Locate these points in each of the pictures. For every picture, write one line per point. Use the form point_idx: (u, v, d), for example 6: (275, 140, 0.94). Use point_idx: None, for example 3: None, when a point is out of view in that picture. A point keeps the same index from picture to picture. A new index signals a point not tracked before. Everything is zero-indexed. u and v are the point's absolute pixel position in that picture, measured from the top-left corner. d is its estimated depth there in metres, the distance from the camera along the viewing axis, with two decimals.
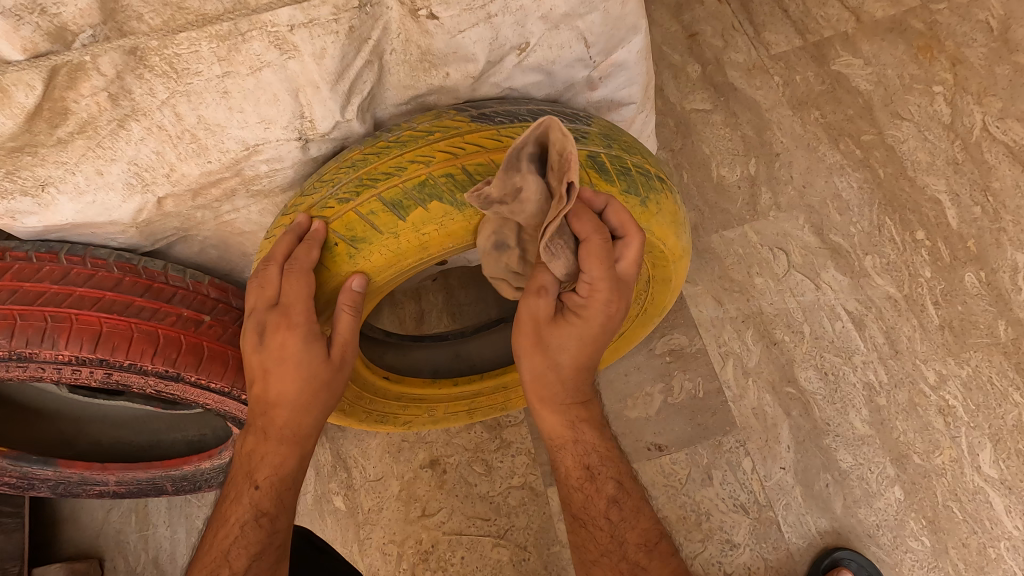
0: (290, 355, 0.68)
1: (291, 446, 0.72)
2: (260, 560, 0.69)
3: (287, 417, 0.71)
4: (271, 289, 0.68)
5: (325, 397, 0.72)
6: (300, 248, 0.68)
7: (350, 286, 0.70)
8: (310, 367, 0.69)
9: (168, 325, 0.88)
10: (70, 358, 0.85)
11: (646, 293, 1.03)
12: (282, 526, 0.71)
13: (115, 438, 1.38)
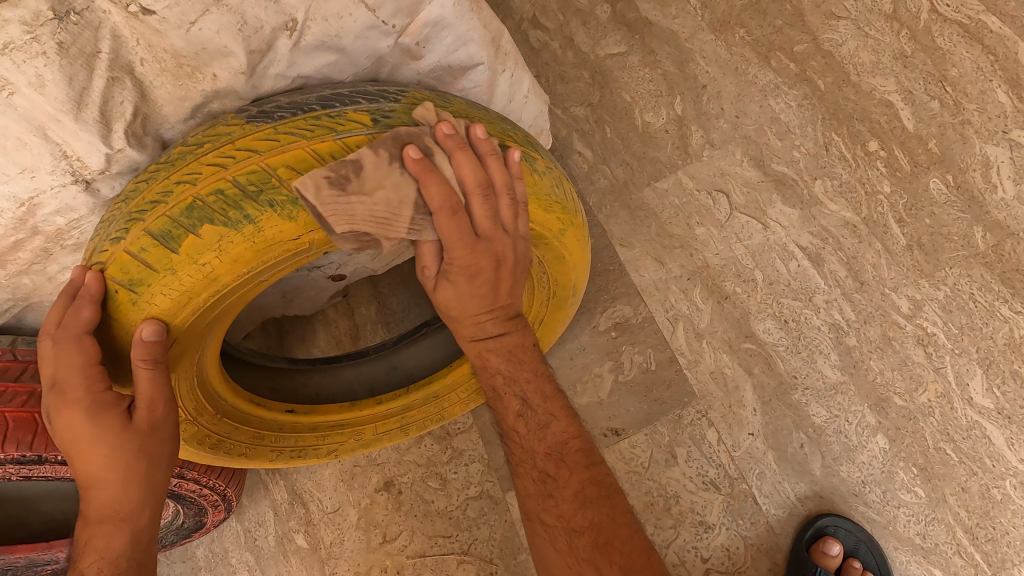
0: (79, 437, 0.60)
1: (117, 529, 0.64)
2: None
3: (104, 498, 0.63)
4: (46, 368, 0.60)
5: (143, 469, 0.63)
6: (69, 314, 0.59)
7: (140, 337, 0.61)
8: (106, 442, 0.60)
9: (17, 407, 0.81)
10: None
11: (545, 275, 0.90)
12: None
13: (69, 509, 1.32)
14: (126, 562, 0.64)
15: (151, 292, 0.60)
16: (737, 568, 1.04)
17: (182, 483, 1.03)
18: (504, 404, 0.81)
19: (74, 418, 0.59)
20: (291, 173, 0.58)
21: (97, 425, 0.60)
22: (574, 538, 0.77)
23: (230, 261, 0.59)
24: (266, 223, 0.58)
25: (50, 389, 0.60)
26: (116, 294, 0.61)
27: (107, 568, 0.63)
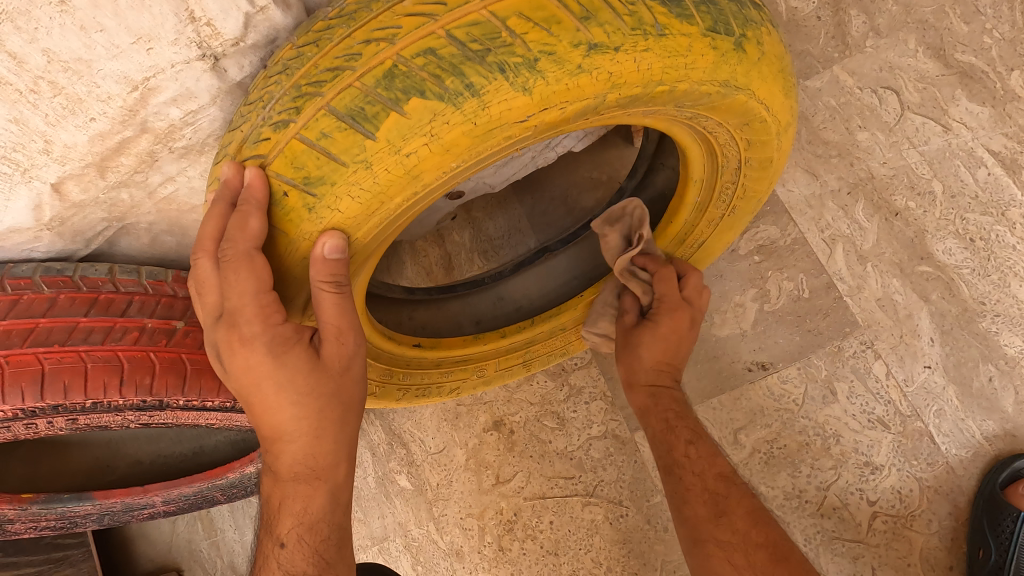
0: (263, 381, 0.50)
1: (312, 483, 0.55)
2: None
3: (294, 450, 0.53)
4: (214, 296, 0.49)
5: (335, 412, 0.53)
6: (232, 226, 0.46)
7: (321, 254, 0.48)
8: (296, 387, 0.50)
9: (131, 346, 0.69)
10: (14, 414, 0.66)
11: (734, 183, 0.78)
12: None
13: (155, 452, 1.23)
14: (324, 522, 0.56)
15: (335, 194, 0.46)
16: (909, 511, 0.95)
17: None
18: (675, 433, 0.85)
19: (257, 361, 0.49)
20: (528, 25, 0.43)
21: (287, 367, 0.50)
22: (754, 551, 0.73)
23: (439, 152, 0.44)
24: (495, 94, 0.43)
25: (219, 322, 0.49)
26: (284, 198, 0.47)
27: (306, 533, 0.55)
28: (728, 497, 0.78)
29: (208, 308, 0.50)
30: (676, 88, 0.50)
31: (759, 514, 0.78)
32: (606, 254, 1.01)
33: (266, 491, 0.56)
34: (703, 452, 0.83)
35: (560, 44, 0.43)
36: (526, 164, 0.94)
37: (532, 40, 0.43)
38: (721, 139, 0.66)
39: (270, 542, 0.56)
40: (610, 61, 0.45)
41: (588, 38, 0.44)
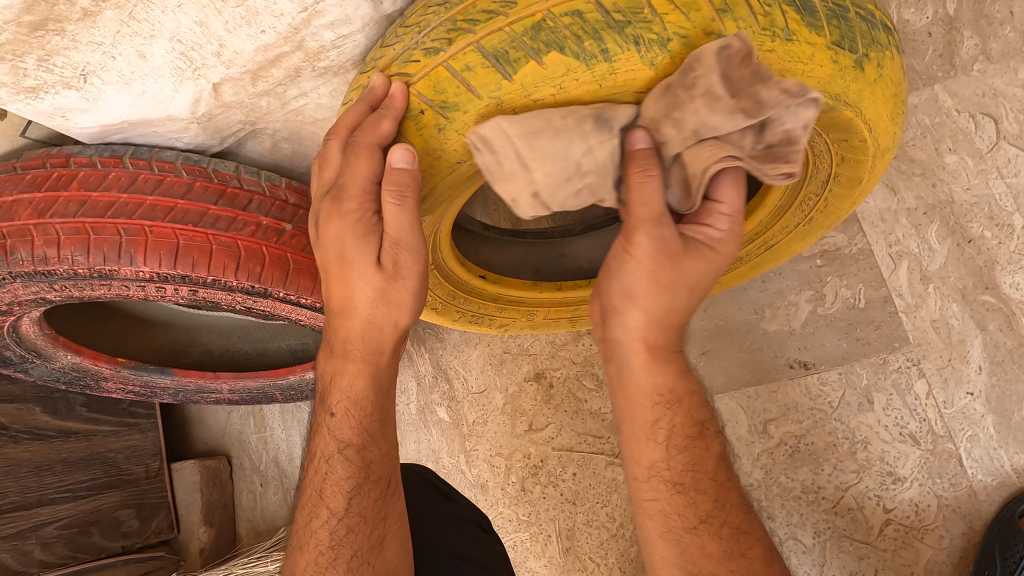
0: (340, 256, 0.57)
1: (361, 364, 0.61)
2: (353, 494, 0.62)
3: (349, 327, 0.60)
4: (330, 172, 0.56)
5: (384, 308, 0.59)
6: (367, 123, 0.52)
7: (390, 162, 0.53)
8: (360, 271, 0.57)
9: (248, 237, 0.78)
10: (151, 276, 0.75)
11: (816, 195, 0.80)
12: (373, 455, 0.62)
13: (224, 346, 1.37)
14: (367, 401, 0.62)
15: (465, 121, 0.52)
16: (923, 525, 0.98)
17: None
18: (705, 445, 0.66)
19: (340, 237, 0.56)
20: (669, 6, 0.48)
21: (362, 247, 0.56)
22: None
23: (560, 103, 0.51)
24: (624, 63, 0.49)
25: (326, 194, 0.57)
26: (420, 114, 0.53)
27: (352, 407, 0.62)
28: (705, 520, 0.65)
29: (323, 180, 0.58)
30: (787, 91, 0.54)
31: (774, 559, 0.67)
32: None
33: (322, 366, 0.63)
34: (726, 468, 0.68)
35: (693, 32, 0.48)
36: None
37: (669, 22, 0.48)
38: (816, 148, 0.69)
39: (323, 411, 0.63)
40: None
41: (720, 30, 0.49)
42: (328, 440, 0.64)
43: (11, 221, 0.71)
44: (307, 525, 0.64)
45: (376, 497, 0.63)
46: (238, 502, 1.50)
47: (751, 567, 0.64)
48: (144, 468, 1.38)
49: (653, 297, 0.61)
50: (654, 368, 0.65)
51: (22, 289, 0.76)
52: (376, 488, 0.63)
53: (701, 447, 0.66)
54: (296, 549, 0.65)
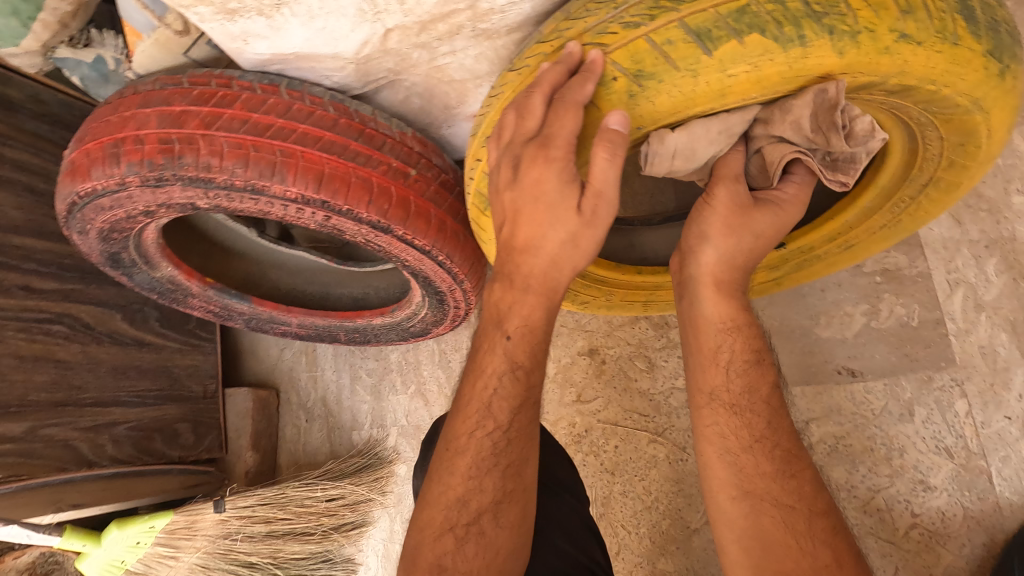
0: (541, 197, 0.63)
1: (540, 296, 0.68)
2: (519, 409, 0.68)
3: (535, 264, 0.66)
4: (533, 123, 0.62)
5: (573, 251, 0.66)
6: (574, 82, 0.60)
7: (608, 124, 0.60)
8: (559, 214, 0.63)
9: (381, 176, 0.85)
10: (295, 198, 0.81)
11: (910, 199, 0.90)
12: (537, 378, 0.68)
13: (292, 285, 1.45)
14: (541, 330, 0.69)
15: (658, 88, 0.59)
16: (947, 532, 1.06)
17: (459, 296, 1.08)
18: (760, 373, 0.75)
19: (546, 180, 0.62)
20: (861, 4, 0.55)
21: (566, 192, 0.62)
22: (815, 518, 0.70)
23: (751, 81, 0.58)
24: (816, 50, 0.56)
25: (529, 141, 0.62)
26: (614, 82, 0.60)
27: (527, 334, 0.68)
28: (760, 440, 0.73)
29: (522, 130, 0.63)
30: (940, 91, 0.62)
31: (820, 486, 0.73)
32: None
33: (500, 294, 0.69)
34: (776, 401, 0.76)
35: (879, 28, 0.56)
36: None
37: (860, 18, 0.55)
38: (931, 154, 0.78)
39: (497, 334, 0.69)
40: (909, 51, 0.57)
41: (902, 29, 0.56)
42: (493, 360, 0.70)
43: (180, 128, 0.77)
44: (464, 437, 0.68)
45: (534, 417, 0.69)
46: (282, 435, 1.57)
47: (799, 486, 0.71)
48: (202, 389, 1.46)
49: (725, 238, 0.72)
50: (718, 300, 0.75)
51: (173, 193, 0.81)
52: (531, 413, 0.68)
53: (758, 372, 0.75)
54: (448, 459, 0.68)
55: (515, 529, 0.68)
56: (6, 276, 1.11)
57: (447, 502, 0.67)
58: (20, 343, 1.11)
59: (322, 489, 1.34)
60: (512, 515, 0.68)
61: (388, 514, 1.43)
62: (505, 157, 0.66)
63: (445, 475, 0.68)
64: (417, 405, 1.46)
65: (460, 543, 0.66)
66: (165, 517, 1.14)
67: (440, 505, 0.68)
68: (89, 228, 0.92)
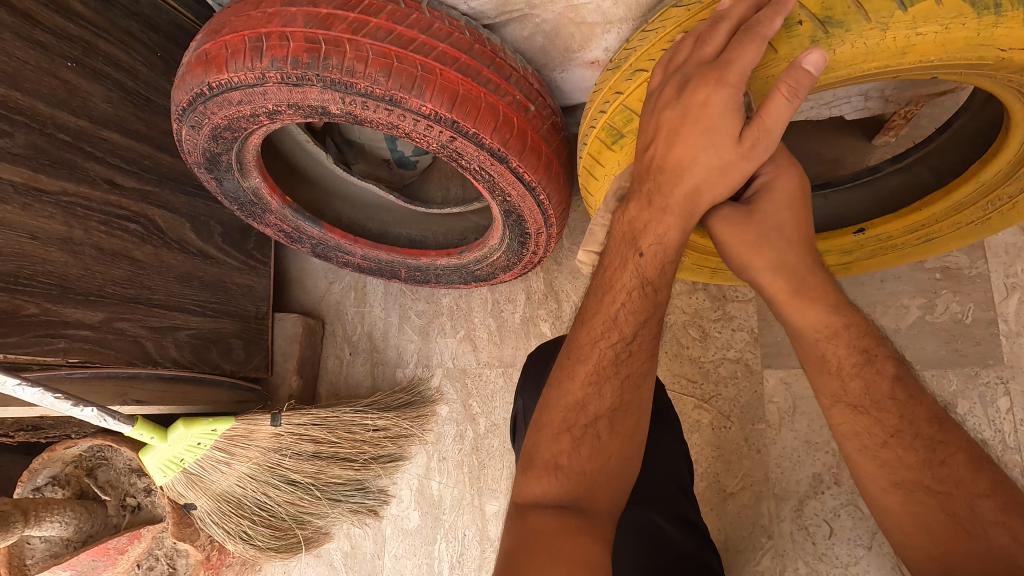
0: (703, 116, 0.67)
1: (677, 216, 0.74)
2: (644, 324, 0.75)
3: (681, 185, 0.72)
4: (712, 48, 0.67)
5: (720, 179, 0.71)
6: (766, 16, 0.63)
7: (801, 62, 0.63)
8: (718, 140, 0.68)
9: (507, 106, 0.87)
10: (427, 115, 0.83)
11: (1008, 198, 0.97)
12: (663, 296, 0.76)
13: (352, 218, 1.46)
14: (672, 249, 0.75)
15: (844, 37, 0.63)
16: None
17: (542, 240, 1.11)
18: (876, 368, 0.76)
19: (714, 102, 0.66)
20: None
21: (726, 116, 0.67)
22: (978, 500, 0.69)
23: (936, 42, 0.63)
24: (1001, 21, 0.61)
25: (708, 63, 0.67)
26: (801, 25, 0.64)
27: (660, 250, 0.75)
28: (896, 433, 0.74)
29: (704, 51, 0.67)
30: None
31: (978, 464, 0.71)
32: (807, 221, 1.17)
33: (637, 211, 0.75)
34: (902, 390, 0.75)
35: None
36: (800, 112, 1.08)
37: None
38: None
39: (630, 255, 0.76)
40: None
41: None
42: (624, 276, 0.76)
43: (328, 30, 0.78)
44: (590, 345, 0.75)
45: (655, 335, 0.76)
46: (323, 365, 1.58)
47: (954, 471, 0.70)
48: (255, 308, 1.47)
49: (763, 252, 0.76)
50: (804, 310, 0.77)
51: (309, 95, 0.82)
52: (653, 332, 0.76)
53: (874, 370, 0.76)
54: (573, 361, 0.75)
55: (628, 437, 0.74)
56: (92, 167, 1.11)
57: (565, 406, 0.74)
58: (101, 235, 1.11)
59: (371, 418, 1.36)
60: (625, 425, 0.74)
61: (425, 452, 1.45)
62: (670, 80, 0.70)
63: (569, 383, 0.75)
64: (464, 350, 1.48)
65: (575, 443, 0.72)
66: (226, 423, 1.16)
67: (558, 407, 0.75)
68: (205, 123, 0.92)
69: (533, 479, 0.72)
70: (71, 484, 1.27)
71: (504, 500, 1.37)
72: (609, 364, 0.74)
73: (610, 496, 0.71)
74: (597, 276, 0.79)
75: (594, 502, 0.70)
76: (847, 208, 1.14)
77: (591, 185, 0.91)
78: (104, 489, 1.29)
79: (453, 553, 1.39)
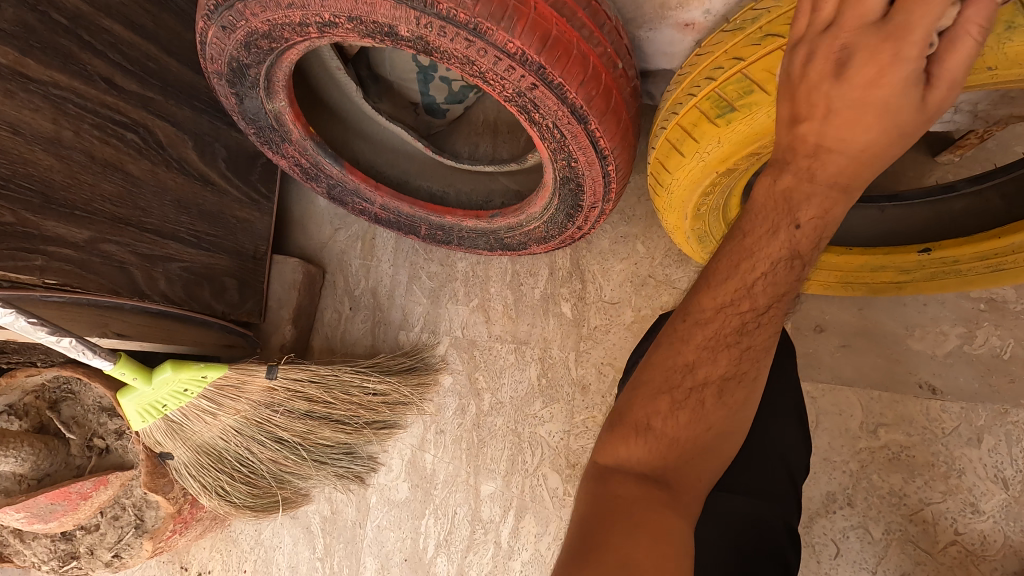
0: (874, 96, 0.59)
1: (843, 189, 0.65)
2: (781, 300, 0.69)
3: (853, 152, 0.64)
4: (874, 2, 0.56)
5: (896, 147, 0.63)
6: None
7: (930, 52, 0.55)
8: (892, 115, 0.60)
9: (598, 58, 0.76)
10: (511, 54, 0.71)
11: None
12: (805, 272, 0.69)
13: (371, 163, 1.34)
14: (830, 224, 0.67)
15: None
16: (983, 554, 1.11)
17: (594, 215, 1.02)
18: None
19: (887, 78, 0.58)
20: None
21: (904, 95, 0.58)
22: None
23: None
24: None
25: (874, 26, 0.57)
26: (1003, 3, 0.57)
27: (821, 224, 0.67)
28: None
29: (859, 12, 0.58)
30: None
31: None
32: (858, 229, 1.13)
33: (796, 179, 0.66)
34: None
35: None
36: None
37: None
38: None
39: (783, 221, 0.68)
40: None
41: None
42: (770, 242, 0.69)
43: None
44: (715, 312, 0.70)
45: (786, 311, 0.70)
46: (320, 317, 1.47)
47: None
48: (254, 247, 1.33)
49: None
50: None
51: (377, 9, 0.69)
52: (787, 306, 0.70)
53: None
54: (693, 326, 0.70)
55: (734, 410, 0.70)
56: (89, 61, 0.95)
57: (673, 365, 0.71)
58: (93, 141, 0.96)
59: (371, 381, 1.26)
60: (737, 395, 0.70)
61: (422, 422, 1.37)
62: (806, 53, 0.62)
63: (679, 350, 0.71)
64: (476, 319, 1.38)
65: (675, 408, 0.69)
66: (217, 370, 1.03)
67: (661, 369, 0.72)
68: (240, 25, 0.78)
69: (622, 439, 0.70)
70: (31, 415, 1.13)
71: (501, 482, 1.31)
72: (730, 335, 0.69)
73: (699, 472, 0.69)
74: (730, 242, 0.72)
75: (682, 476, 0.67)
76: (904, 222, 1.10)
77: (673, 159, 0.84)
78: (68, 426, 1.15)
79: (440, 530, 1.32)
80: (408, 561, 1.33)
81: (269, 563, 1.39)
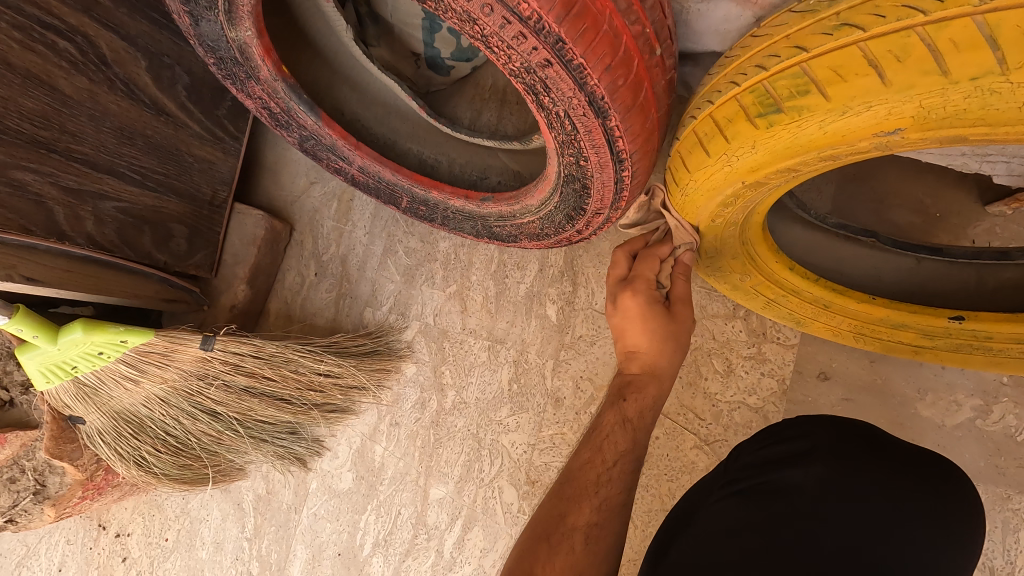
0: (633, 322, 0.86)
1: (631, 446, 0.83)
2: (622, 464, 0.82)
3: (644, 361, 0.87)
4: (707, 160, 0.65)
5: (673, 345, 0.86)
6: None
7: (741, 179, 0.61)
8: (654, 325, 0.84)
9: (632, 40, 0.60)
10: (523, 19, 0.56)
11: None
12: (643, 437, 0.85)
13: (357, 115, 1.18)
14: (650, 408, 0.86)
15: None
16: None
17: (597, 221, 0.87)
18: None
19: (630, 304, 0.85)
20: None
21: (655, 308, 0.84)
22: None
23: None
24: None
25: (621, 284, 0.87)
26: None
27: (646, 408, 0.86)
28: None
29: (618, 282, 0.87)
30: None
31: None
32: (887, 276, 1.00)
33: (610, 416, 0.86)
34: None
35: None
36: (943, 156, 0.86)
37: None
38: None
39: (618, 404, 0.86)
40: None
41: None
42: (612, 435, 0.85)
43: None
44: (585, 493, 0.80)
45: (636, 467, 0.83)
46: (282, 278, 1.33)
47: None
48: (211, 193, 1.17)
49: None
50: None
51: None
52: (636, 463, 0.83)
53: None
54: (569, 505, 0.79)
55: (611, 540, 0.77)
56: None
57: (552, 514, 0.79)
58: (10, 46, 0.80)
59: (323, 363, 1.15)
60: (612, 527, 0.78)
61: (376, 411, 1.25)
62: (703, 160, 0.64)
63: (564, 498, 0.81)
64: (451, 308, 1.25)
65: (552, 553, 0.75)
66: (141, 336, 0.95)
67: (546, 519, 0.80)
68: None
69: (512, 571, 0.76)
70: None
71: (452, 488, 1.20)
72: (602, 470, 0.81)
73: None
74: (567, 470, 0.84)
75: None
76: (938, 280, 0.98)
77: (694, 158, 0.69)
78: None
79: (380, 529, 1.22)
80: (342, 556, 1.23)
81: (194, 535, 1.29)
